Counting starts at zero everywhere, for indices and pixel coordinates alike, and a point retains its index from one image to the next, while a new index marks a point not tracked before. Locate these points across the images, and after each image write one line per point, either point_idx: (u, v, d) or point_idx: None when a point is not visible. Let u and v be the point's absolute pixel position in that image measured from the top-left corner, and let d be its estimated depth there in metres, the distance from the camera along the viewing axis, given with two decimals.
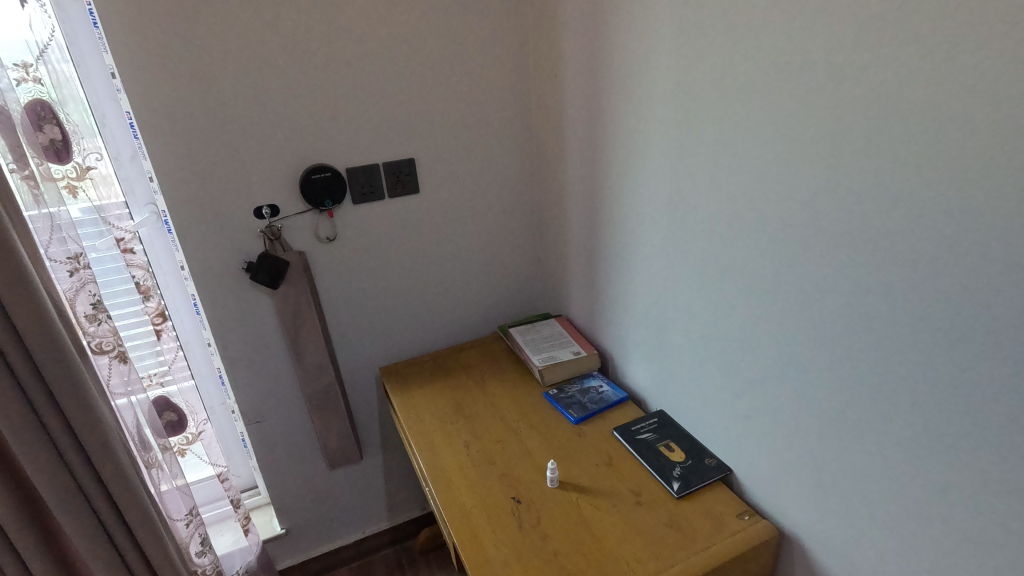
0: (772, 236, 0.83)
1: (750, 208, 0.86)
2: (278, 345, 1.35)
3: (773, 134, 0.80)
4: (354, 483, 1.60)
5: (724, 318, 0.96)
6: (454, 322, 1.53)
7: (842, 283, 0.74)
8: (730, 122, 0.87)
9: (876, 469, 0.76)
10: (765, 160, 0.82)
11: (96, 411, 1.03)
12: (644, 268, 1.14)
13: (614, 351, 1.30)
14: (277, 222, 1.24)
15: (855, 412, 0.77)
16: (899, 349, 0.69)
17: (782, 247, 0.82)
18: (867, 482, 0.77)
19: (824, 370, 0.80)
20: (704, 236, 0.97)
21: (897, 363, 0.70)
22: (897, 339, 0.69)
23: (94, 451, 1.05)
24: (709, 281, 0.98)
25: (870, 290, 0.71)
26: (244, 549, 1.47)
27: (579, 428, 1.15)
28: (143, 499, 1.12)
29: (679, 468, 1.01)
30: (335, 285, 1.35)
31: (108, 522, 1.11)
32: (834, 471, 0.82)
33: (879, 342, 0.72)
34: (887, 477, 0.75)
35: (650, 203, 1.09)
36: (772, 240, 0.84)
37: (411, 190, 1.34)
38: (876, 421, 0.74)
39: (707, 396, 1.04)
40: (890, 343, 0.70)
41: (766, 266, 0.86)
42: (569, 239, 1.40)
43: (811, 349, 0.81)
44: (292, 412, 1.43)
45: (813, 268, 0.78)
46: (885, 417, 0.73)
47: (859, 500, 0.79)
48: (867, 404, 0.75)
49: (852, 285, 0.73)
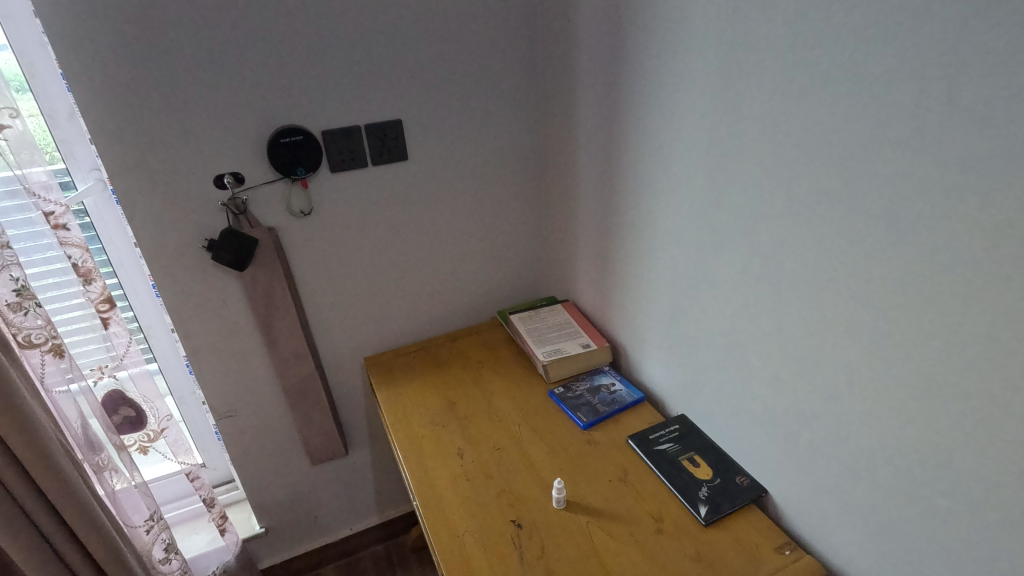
0: (827, 222, 0.66)
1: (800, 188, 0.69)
2: (248, 333, 1.20)
3: (842, 92, 0.61)
4: (340, 478, 1.48)
5: (760, 320, 0.80)
6: (449, 306, 1.37)
7: (929, 287, 0.57)
8: (781, 77, 0.68)
9: (959, 520, 0.60)
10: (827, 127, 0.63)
11: (21, 413, 0.88)
12: (665, 254, 0.98)
13: (629, 345, 1.15)
14: (242, 192, 1.07)
15: (933, 451, 0.61)
16: (1004, 379, 0.53)
17: (845, 238, 0.64)
18: (943, 530, 0.62)
19: (893, 395, 0.63)
20: (738, 220, 0.80)
21: (998, 396, 0.53)
22: (1003, 366, 0.53)
23: (27, 461, 0.90)
24: (744, 274, 0.81)
25: (974, 300, 0.54)
26: (221, 549, 1.33)
27: (588, 434, 1.01)
28: (96, 515, 0.99)
29: (706, 488, 0.87)
30: (312, 265, 1.19)
31: (59, 545, 0.99)
32: (899, 514, 0.67)
33: (975, 368, 0.55)
34: (975, 532, 0.59)
35: (675, 177, 0.91)
36: (832, 229, 0.66)
37: (398, 157, 1.16)
38: (962, 463, 0.58)
39: (739, 405, 0.89)
40: (994, 370, 0.53)
41: (821, 260, 0.68)
42: (580, 214, 1.23)
43: (874, 366, 0.65)
44: (268, 406, 1.29)
45: (885, 266, 0.61)
46: (979, 461, 0.57)
47: (929, 549, 0.64)
48: (951, 442, 0.59)
49: (945, 290, 0.56)
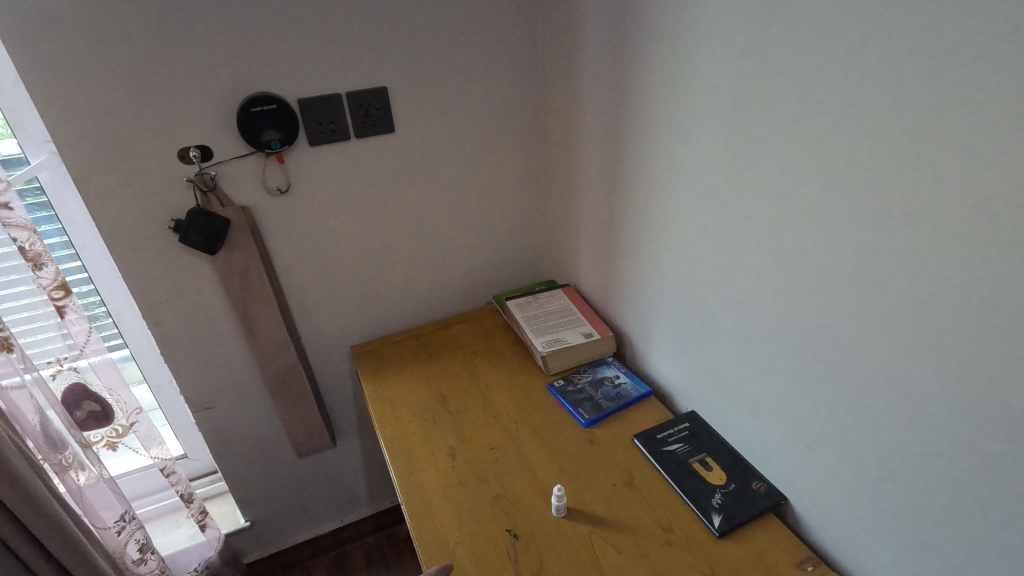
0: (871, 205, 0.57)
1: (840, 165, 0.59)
2: (224, 321, 1.11)
3: (900, 50, 0.51)
4: (328, 470, 1.41)
5: (785, 314, 0.71)
6: (441, 291, 1.29)
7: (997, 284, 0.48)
8: (822, 33, 0.58)
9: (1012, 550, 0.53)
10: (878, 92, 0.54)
11: None
12: (676, 237, 0.88)
13: (634, 334, 1.06)
14: (211, 167, 0.97)
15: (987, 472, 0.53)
16: None
17: (893, 223, 0.55)
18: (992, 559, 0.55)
19: (943, 406, 0.55)
20: (763, 201, 0.70)
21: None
22: None
23: None
24: (767, 262, 0.72)
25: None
26: (203, 544, 1.28)
27: (591, 432, 0.93)
28: (61, 520, 0.93)
29: (719, 494, 0.80)
30: (291, 248, 1.10)
31: (23, 554, 0.93)
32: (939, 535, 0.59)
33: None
34: None
35: (689, 152, 0.81)
36: (877, 212, 0.57)
37: (383, 129, 1.06)
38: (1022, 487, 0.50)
39: (757, 405, 0.81)
40: None
41: (862, 250, 0.59)
42: (582, 192, 1.13)
43: (920, 371, 0.56)
44: (248, 397, 1.21)
45: (946, 257, 0.52)
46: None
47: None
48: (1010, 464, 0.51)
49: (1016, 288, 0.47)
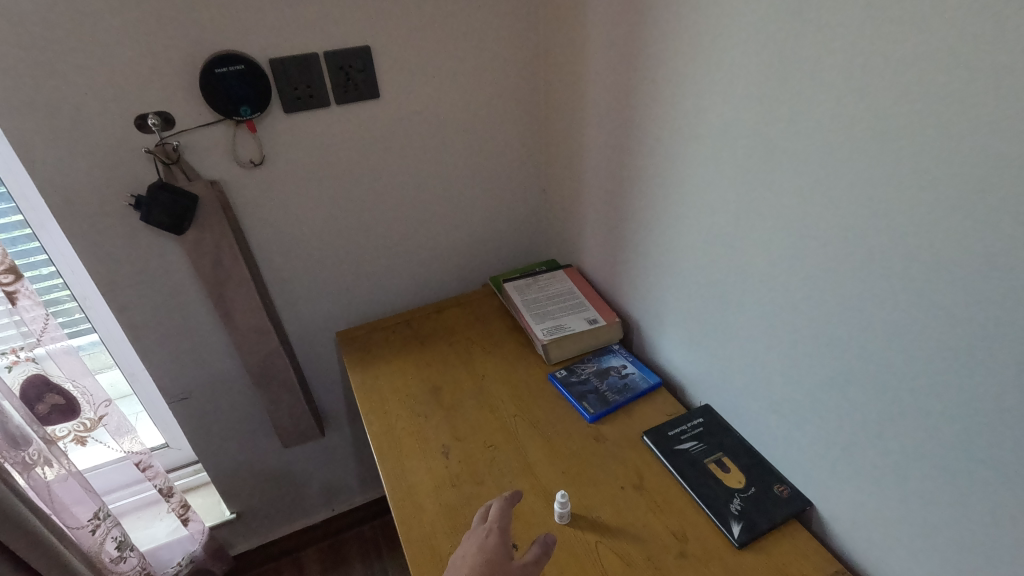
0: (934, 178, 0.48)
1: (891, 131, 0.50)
2: (197, 306, 1.02)
3: None
4: (317, 460, 1.34)
5: (814, 305, 0.62)
6: (434, 272, 1.20)
7: None
8: None
9: None
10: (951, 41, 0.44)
11: None
12: (691, 216, 0.79)
13: (643, 320, 0.98)
14: (173, 137, 0.87)
15: None
16: None
17: (960, 202, 0.46)
18: None
19: (1010, 418, 0.47)
20: (793, 175, 0.61)
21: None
22: None
23: None
24: (798, 246, 0.63)
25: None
26: (186, 538, 1.22)
27: (595, 429, 0.86)
28: (26, 523, 0.87)
29: (738, 500, 0.73)
30: (268, 226, 1.00)
31: None
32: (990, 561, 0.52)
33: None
34: None
35: (708, 119, 0.71)
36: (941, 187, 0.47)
37: (365, 95, 0.95)
38: None
39: (779, 404, 0.73)
40: None
41: (912, 233, 0.50)
42: (586, 165, 1.03)
43: (981, 376, 0.48)
44: (228, 387, 1.13)
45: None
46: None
47: None
48: None
49: None
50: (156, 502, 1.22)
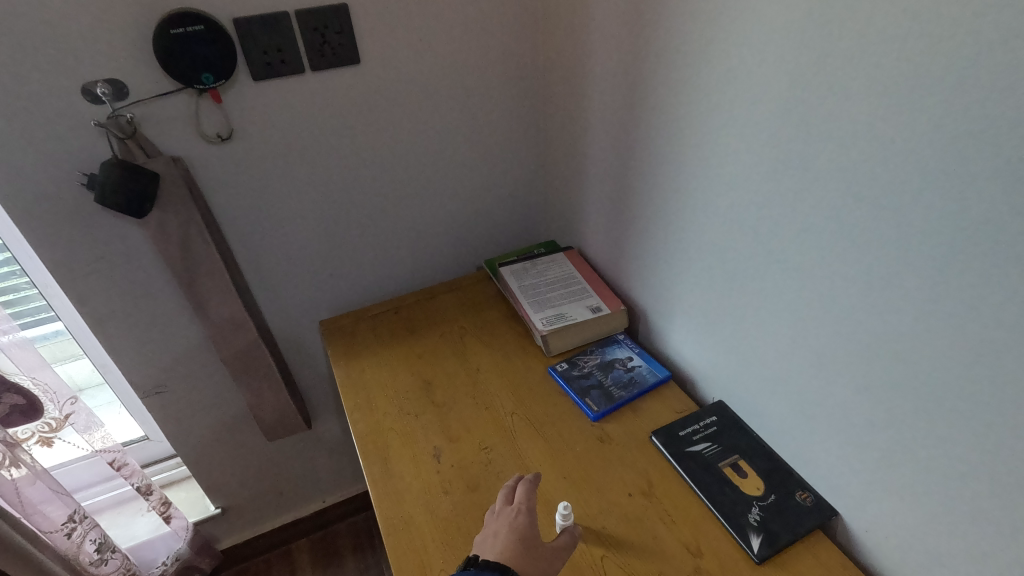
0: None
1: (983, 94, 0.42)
2: (167, 295, 0.94)
3: None
4: (305, 452, 1.28)
5: (861, 297, 0.55)
6: (424, 255, 1.11)
7: None
8: None
9: None
10: None
11: None
12: (711, 195, 0.71)
13: (650, 308, 0.91)
14: (128, 108, 0.77)
15: None
16: None
17: None
18: None
19: None
20: (843, 148, 0.53)
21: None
22: None
23: None
24: (840, 230, 0.55)
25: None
26: (169, 535, 1.16)
27: (600, 428, 0.79)
28: None
29: (757, 509, 0.67)
30: (241, 208, 0.92)
31: None
32: None
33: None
34: None
35: (738, 84, 0.62)
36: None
37: (345, 61, 0.86)
38: None
39: (807, 404, 0.66)
40: None
41: (1003, 218, 0.43)
42: (590, 138, 0.94)
43: None
44: (205, 380, 1.06)
45: None
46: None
47: None
48: None
49: None
50: (131, 497, 1.14)
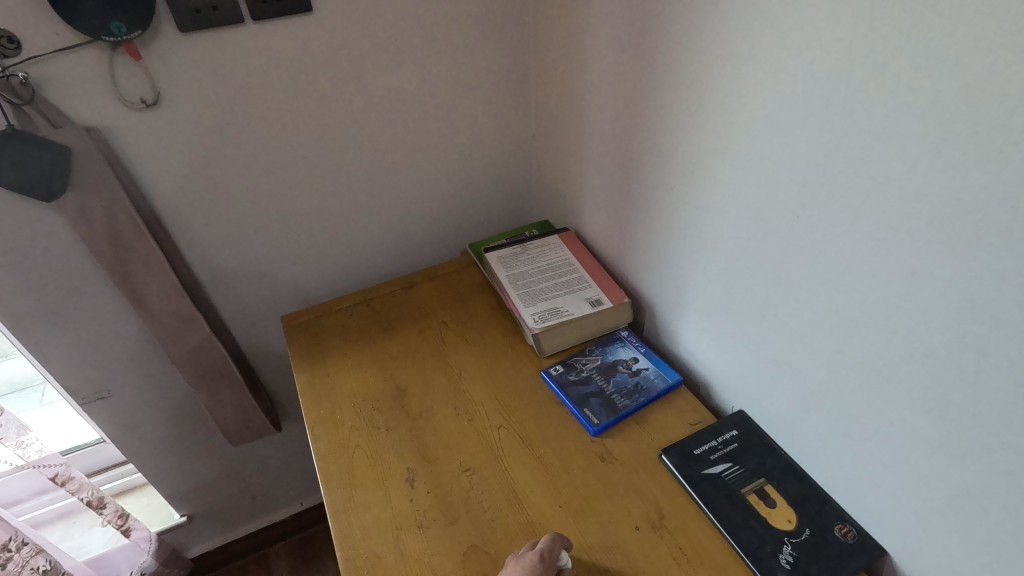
0: None
1: None
2: (100, 290, 0.81)
3: None
4: (278, 454, 1.17)
5: (940, 300, 0.43)
6: (401, 239, 0.99)
7: None
8: None
9: None
10: None
11: None
12: (736, 168, 0.58)
13: (658, 300, 0.79)
14: (20, 66, 0.63)
15: None
16: None
17: None
18: None
19: None
20: (927, 102, 0.40)
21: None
22: None
23: None
24: (914, 215, 0.43)
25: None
26: (130, 548, 1.06)
27: (602, 444, 0.68)
28: None
29: (789, 547, 0.56)
30: (180, 187, 0.78)
31: None
32: None
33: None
34: None
35: (780, 24, 0.49)
36: None
37: (293, 8, 0.71)
38: None
39: (852, 424, 0.54)
40: None
41: None
42: (588, 102, 0.80)
43: None
44: (155, 383, 0.94)
45: None
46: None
47: None
48: None
49: None
50: (80, 509, 1.01)
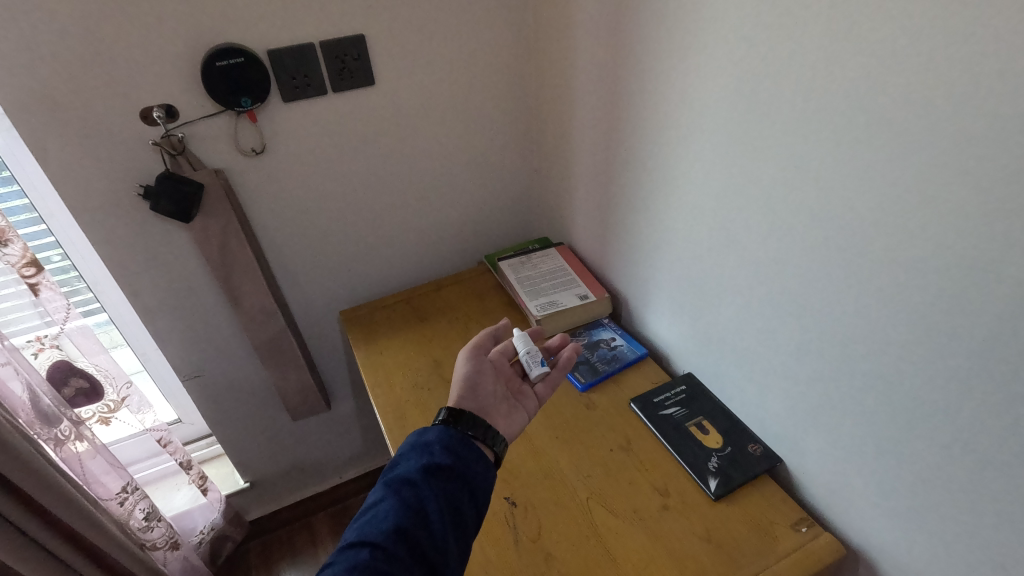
0: (887, 174, 0.53)
1: (852, 130, 0.55)
2: (207, 290, 1.07)
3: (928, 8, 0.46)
4: (325, 431, 1.41)
5: (789, 282, 0.68)
6: (432, 252, 1.24)
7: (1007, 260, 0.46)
8: None
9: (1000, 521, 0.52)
10: (895, 55, 0.49)
11: None
12: (674, 198, 0.84)
13: (630, 294, 1.04)
14: (177, 128, 0.90)
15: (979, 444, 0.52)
16: None
17: (901, 194, 0.52)
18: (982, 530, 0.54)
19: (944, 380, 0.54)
20: (769, 160, 0.66)
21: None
22: None
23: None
24: (771, 229, 0.68)
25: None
26: (205, 506, 1.27)
27: (587, 397, 0.93)
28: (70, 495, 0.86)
29: (716, 458, 0.80)
30: (272, 211, 1.04)
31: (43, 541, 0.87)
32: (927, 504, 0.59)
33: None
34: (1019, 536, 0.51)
35: (692, 107, 0.75)
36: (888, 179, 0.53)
37: (361, 82, 0.98)
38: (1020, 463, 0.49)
39: (756, 371, 0.79)
40: None
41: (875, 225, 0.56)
42: (577, 145, 1.07)
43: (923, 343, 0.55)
44: (239, 365, 1.19)
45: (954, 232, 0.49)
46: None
47: (959, 543, 0.57)
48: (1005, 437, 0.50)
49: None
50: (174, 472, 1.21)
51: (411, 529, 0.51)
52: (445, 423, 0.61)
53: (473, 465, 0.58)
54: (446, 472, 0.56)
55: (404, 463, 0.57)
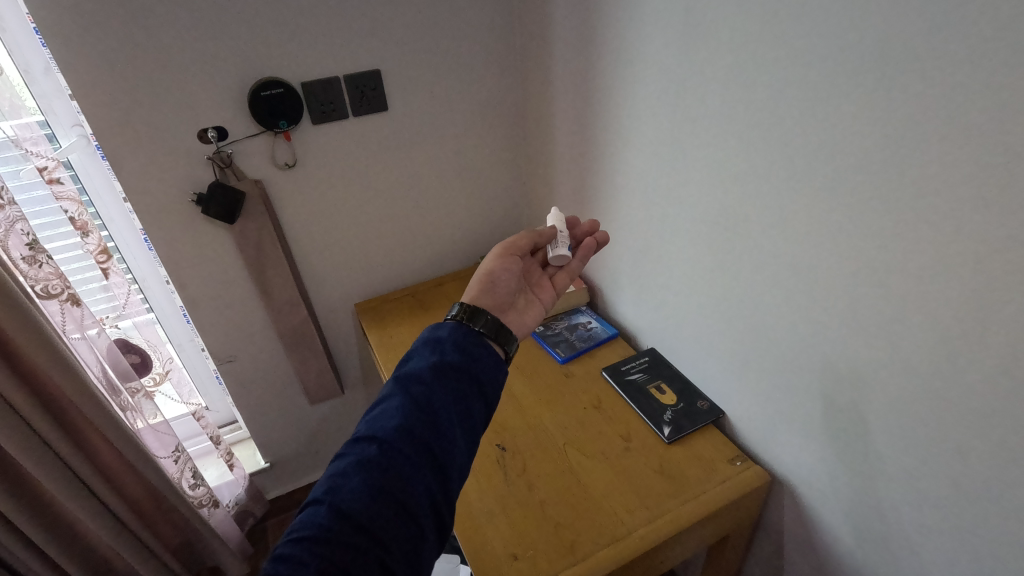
0: (775, 173, 0.72)
1: (750, 143, 0.74)
2: (242, 284, 1.25)
3: (790, 56, 0.65)
4: (338, 416, 1.58)
5: (719, 263, 0.87)
6: (434, 253, 1.43)
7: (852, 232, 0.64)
8: (736, 40, 0.71)
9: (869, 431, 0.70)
10: (772, 90, 0.69)
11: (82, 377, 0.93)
12: (633, 201, 1.03)
13: (604, 285, 1.22)
14: (226, 146, 1.09)
15: (850, 373, 0.70)
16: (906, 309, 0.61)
17: (786, 188, 0.71)
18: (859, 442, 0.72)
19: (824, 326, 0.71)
20: (698, 167, 0.85)
21: (927, 327, 0.59)
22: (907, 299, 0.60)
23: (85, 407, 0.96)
24: (704, 221, 0.87)
25: (912, 242, 0.58)
26: (231, 482, 1.43)
27: (566, 368, 1.10)
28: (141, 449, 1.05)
29: (670, 411, 0.98)
30: (300, 216, 1.23)
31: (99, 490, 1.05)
32: (823, 428, 0.77)
33: (909, 301, 0.60)
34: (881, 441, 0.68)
35: (641, 128, 0.95)
36: (776, 177, 0.72)
37: (377, 108, 1.18)
38: (875, 382, 0.67)
39: (701, 340, 0.97)
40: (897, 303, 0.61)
41: (772, 211, 0.74)
42: (558, 160, 1.26)
43: (810, 300, 0.73)
44: (265, 352, 1.36)
45: (818, 215, 0.67)
46: (914, 386, 0.63)
47: (845, 455, 0.74)
48: (865, 364, 0.67)
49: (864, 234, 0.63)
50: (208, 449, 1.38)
51: (416, 422, 0.60)
52: (455, 321, 0.71)
53: (481, 354, 0.68)
54: (453, 367, 0.65)
55: (416, 358, 0.66)
